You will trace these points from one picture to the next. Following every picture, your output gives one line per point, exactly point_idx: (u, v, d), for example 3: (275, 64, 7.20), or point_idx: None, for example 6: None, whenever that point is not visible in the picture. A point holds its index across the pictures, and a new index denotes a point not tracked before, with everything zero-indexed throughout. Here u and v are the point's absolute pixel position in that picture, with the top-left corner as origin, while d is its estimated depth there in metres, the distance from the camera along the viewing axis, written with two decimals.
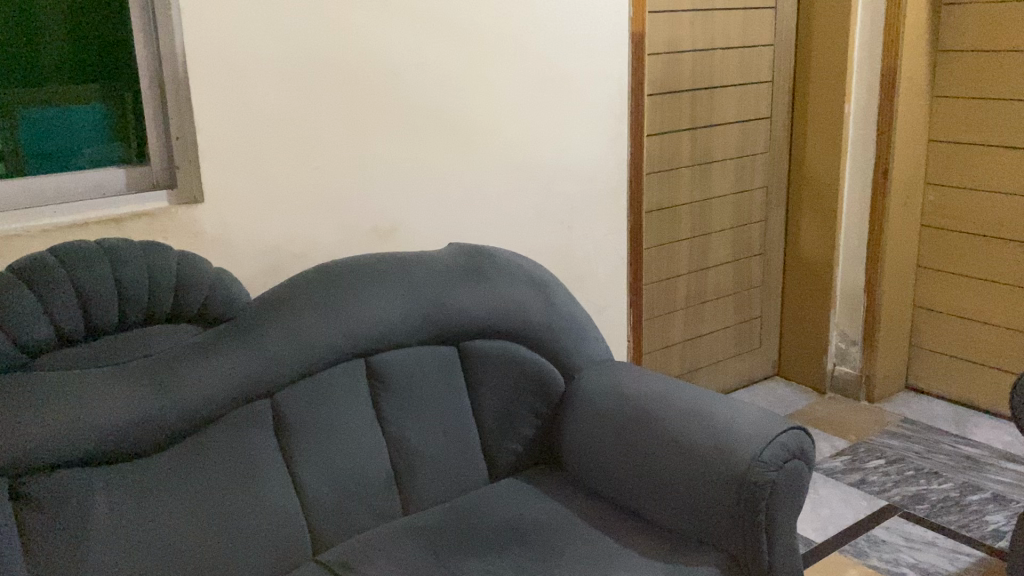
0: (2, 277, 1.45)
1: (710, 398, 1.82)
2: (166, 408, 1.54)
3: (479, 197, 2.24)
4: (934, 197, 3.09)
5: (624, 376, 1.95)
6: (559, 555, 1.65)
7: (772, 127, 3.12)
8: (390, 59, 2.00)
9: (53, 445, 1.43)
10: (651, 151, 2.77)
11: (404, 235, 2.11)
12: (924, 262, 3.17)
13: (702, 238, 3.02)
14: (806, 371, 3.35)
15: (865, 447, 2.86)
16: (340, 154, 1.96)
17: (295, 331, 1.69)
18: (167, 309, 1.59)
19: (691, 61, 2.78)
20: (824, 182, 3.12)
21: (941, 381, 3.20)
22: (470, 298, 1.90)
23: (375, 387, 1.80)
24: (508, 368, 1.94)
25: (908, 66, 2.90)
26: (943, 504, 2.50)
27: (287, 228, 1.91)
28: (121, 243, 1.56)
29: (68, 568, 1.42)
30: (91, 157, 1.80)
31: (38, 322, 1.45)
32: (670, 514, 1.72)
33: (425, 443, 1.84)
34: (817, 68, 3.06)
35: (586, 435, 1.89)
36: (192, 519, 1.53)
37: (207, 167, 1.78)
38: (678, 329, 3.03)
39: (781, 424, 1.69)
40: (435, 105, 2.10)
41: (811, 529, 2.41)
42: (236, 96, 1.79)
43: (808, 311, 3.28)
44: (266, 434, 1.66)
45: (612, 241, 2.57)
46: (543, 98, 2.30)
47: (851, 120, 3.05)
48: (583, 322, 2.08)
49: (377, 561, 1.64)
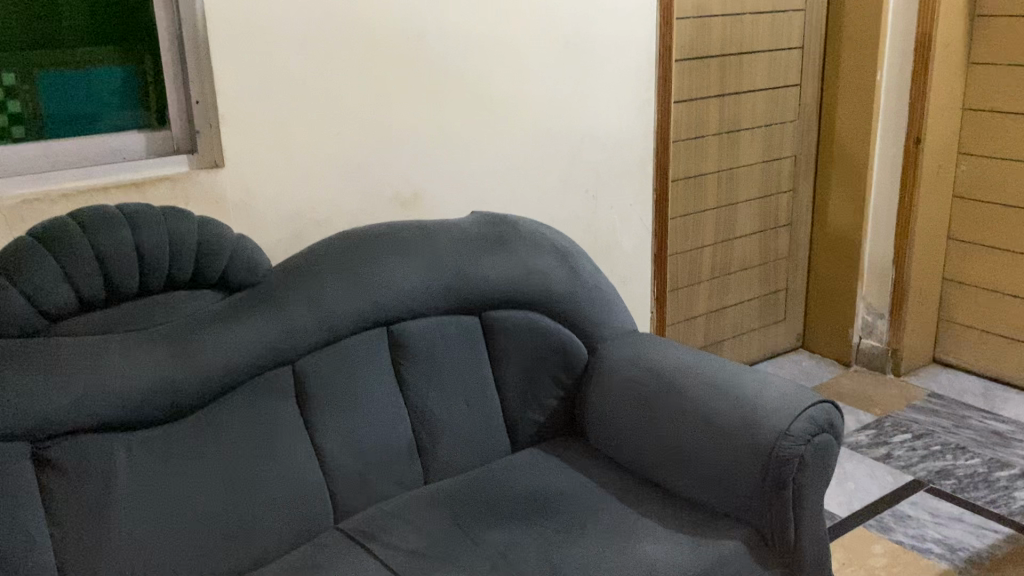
0: (23, 241, 1.44)
1: (736, 370, 1.79)
2: (188, 374, 1.53)
3: (504, 164, 2.20)
4: (967, 168, 3.02)
5: (649, 347, 1.92)
6: (582, 527, 1.64)
7: (802, 95, 3.05)
8: (414, 22, 1.96)
9: (74, 411, 1.42)
10: (678, 118, 2.72)
11: (427, 203, 2.08)
12: (955, 234, 3.10)
13: (728, 208, 2.97)
14: (831, 344, 3.30)
15: (891, 421, 2.83)
16: (364, 121, 1.93)
17: (317, 298, 1.68)
18: (189, 275, 1.57)
19: (721, 26, 2.72)
20: (854, 151, 3.05)
21: (971, 355, 3.15)
22: (494, 267, 1.87)
23: (397, 356, 1.78)
24: (532, 338, 1.92)
25: (943, 31, 2.82)
26: (970, 480, 2.47)
27: (308, 195, 1.89)
28: (142, 209, 1.54)
29: (93, 531, 1.43)
30: (111, 123, 1.77)
31: (60, 288, 1.44)
32: (695, 487, 1.70)
33: (447, 412, 1.82)
34: (849, 33, 2.98)
35: (610, 406, 1.87)
36: (215, 485, 1.53)
37: (227, 131, 1.75)
38: (702, 301, 2.99)
39: (810, 397, 1.65)
40: (459, 70, 2.06)
41: (836, 503, 2.38)
42: (258, 59, 1.76)
43: (836, 284, 3.23)
44: (289, 401, 1.65)
45: (637, 212, 2.53)
46: (570, 62, 2.25)
47: (883, 88, 2.98)
48: (608, 293, 2.05)
49: (399, 531, 1.63)
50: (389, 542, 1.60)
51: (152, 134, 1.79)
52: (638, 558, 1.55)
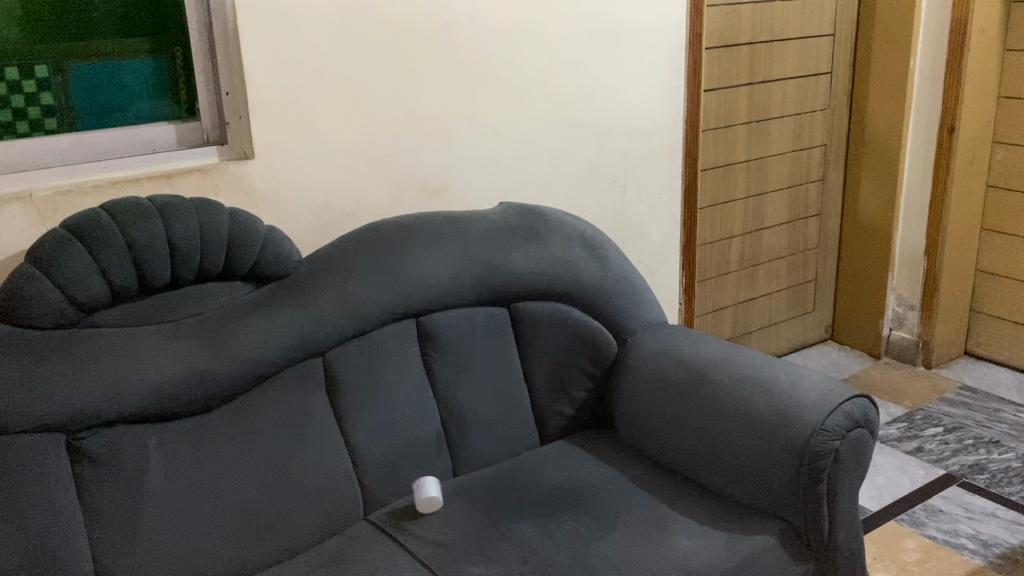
0: (56, 233, 1.45)
1: (769, 363, 1.77)
2: (219, 366, 1.53)
3: (531, 154, 2.18)
4: (1002, 157, 2.97)
5: (679, 340, 1.90)
6: (613, 520, 1.63)
7: (833, 83, 3.01)
8: (441, 10, 1.95)
9: (106, 403, 1.43)
10: (707, 107, 2.69)
11: (454, 192, 2.08)
12: (988, 224, 3.05)
13: (757, 198, 2.93)
14: (861, 335, 3.27)
15: (922, 414, 2.79)
16: (393, 111, 1.93)
17: (347, 290, 1.68)
18: (220, 268, 1.58)
19: (752, 13, 2.68)
20: (885, 140, 3.01)
21: (1004, 347, 3.09)
22: (524, 258, 1.86)
23: (426, 347, 1.77)
24: (561, 330, 1.90)
25: (979, 18, 2.76)
26: (1004, 474, 2.43)
27: (337, 186, 1.88)
28: (173, 201, 1.54)
29: (125, 524, 1.43)
30: (141, 114, 1.76)
31: (92, 279, 1.44)
32: (727, 481, 1.68)
33: (476, 404, 1.81)
34: (882, 20, 2.93)
35: (639, 399, 1.85)
36: (246, 478, 1.53)
37: (256, 122, 1.75)
38: (730, 292, 2.96)
39: (846, 392, 1.63)
40: (488, 58, 2.05)
41: (866, 498, 2.36)
42: (287, 51, 1.75)
43: (866, 274, 3.19)
44: (318, 393, 1.65)
45: (665, 201, 2.50)
46: (598, 50, 2.23)
47: (916, 75, 2.92)
48: (639, 285, 2.03)
49: (429, 523, 1.63)
50: (420, 534, 1.60)
51: (181, 125, 1.79)
52: (671, 553, 1.54)
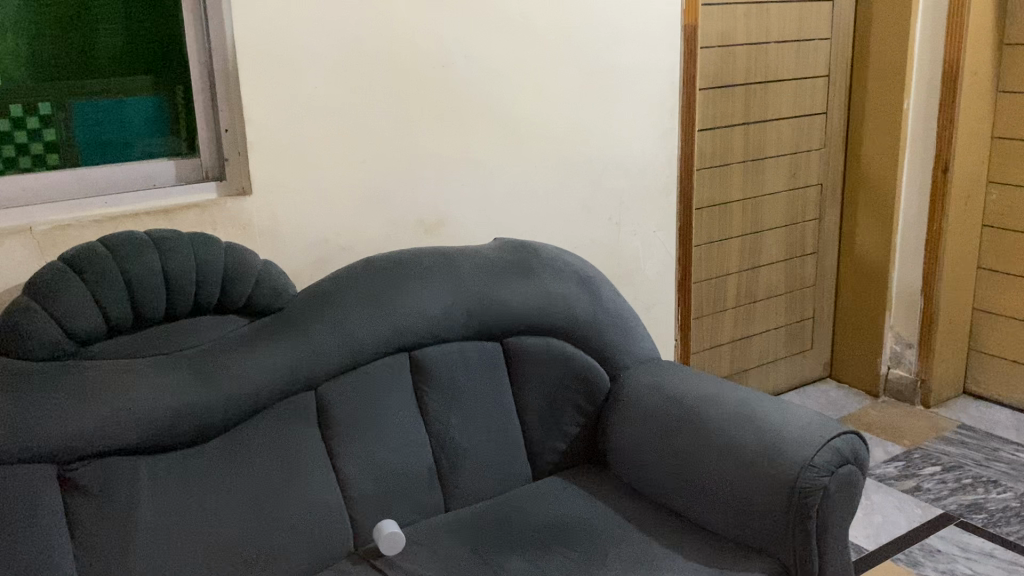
0: (53, 266, 1.47)
1: (760, 399, 1.78)
2: (214, 397, 1.55)
3: (526, 190, 2.21)
4: (997, 197, 2.99)
5: (671, 376, 1.91)
6: (604, 556, 1.63)
7: (828, 122, 3.05)
8: (439, 52, 1.99)
9: (100, 434, 1.45)
10: (702, 146, 2.72)
11: (449, 228, 2.10)
12: (984, 262, 3.06)
13: (753, 236, 2.96)
14: (858, 372, 3.27)
15: (920, 453, 2.78)
16: (390, 149, 1.96)
17: (341, 323, 1.70)
18: (214, 300, 1.60)
19: (747, 55, 2.73)
20: (881, 180, 3.04)
21: (1002, 387, 3.09)
22: (517, 293, 1.88)
23: (418, 381, 1.79)
24: (554, 366, 1.91)
25: (971, 60, 2.80)
26: (1002, 514, 2.42)
27: (333, 222, 1.91)
28: (170, 235, 1.56)
29: (113, 557, 1.44)
30: (143, 150, 1.80)
31: (87, 311, 1.46)
32: (719, 517, 1.68)
33: (468, 440, 1.82)
34: (875, 62, 2.98)
35: (632, 435, 1.86)
36: (237, 510, 1.54)
37: (253, 160, 1.79)
38: (726, 329, 2.97)
39: (834, 428, 1.64)
40: (485, 99, 2.09)
41: (862, 536, 2.34)
42: (286, 89, 1.80)
43: (863, 313, 3.19)
44: (311, 427, 1.66)
45: (661, 238, 2.52)
46: (594, 91, 2.27)
47: (911, 115, 2.96)
48: (631, 319, 2.05)
49: (419, 557, 1.63)
50: (409, 568, 1.59)
51: (182, 161, 1.82)
52: None
